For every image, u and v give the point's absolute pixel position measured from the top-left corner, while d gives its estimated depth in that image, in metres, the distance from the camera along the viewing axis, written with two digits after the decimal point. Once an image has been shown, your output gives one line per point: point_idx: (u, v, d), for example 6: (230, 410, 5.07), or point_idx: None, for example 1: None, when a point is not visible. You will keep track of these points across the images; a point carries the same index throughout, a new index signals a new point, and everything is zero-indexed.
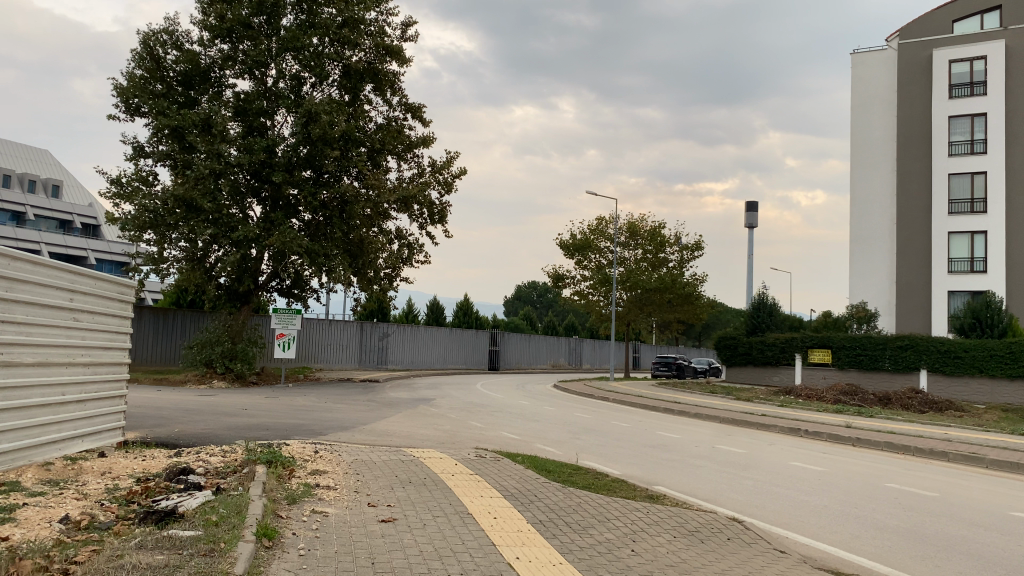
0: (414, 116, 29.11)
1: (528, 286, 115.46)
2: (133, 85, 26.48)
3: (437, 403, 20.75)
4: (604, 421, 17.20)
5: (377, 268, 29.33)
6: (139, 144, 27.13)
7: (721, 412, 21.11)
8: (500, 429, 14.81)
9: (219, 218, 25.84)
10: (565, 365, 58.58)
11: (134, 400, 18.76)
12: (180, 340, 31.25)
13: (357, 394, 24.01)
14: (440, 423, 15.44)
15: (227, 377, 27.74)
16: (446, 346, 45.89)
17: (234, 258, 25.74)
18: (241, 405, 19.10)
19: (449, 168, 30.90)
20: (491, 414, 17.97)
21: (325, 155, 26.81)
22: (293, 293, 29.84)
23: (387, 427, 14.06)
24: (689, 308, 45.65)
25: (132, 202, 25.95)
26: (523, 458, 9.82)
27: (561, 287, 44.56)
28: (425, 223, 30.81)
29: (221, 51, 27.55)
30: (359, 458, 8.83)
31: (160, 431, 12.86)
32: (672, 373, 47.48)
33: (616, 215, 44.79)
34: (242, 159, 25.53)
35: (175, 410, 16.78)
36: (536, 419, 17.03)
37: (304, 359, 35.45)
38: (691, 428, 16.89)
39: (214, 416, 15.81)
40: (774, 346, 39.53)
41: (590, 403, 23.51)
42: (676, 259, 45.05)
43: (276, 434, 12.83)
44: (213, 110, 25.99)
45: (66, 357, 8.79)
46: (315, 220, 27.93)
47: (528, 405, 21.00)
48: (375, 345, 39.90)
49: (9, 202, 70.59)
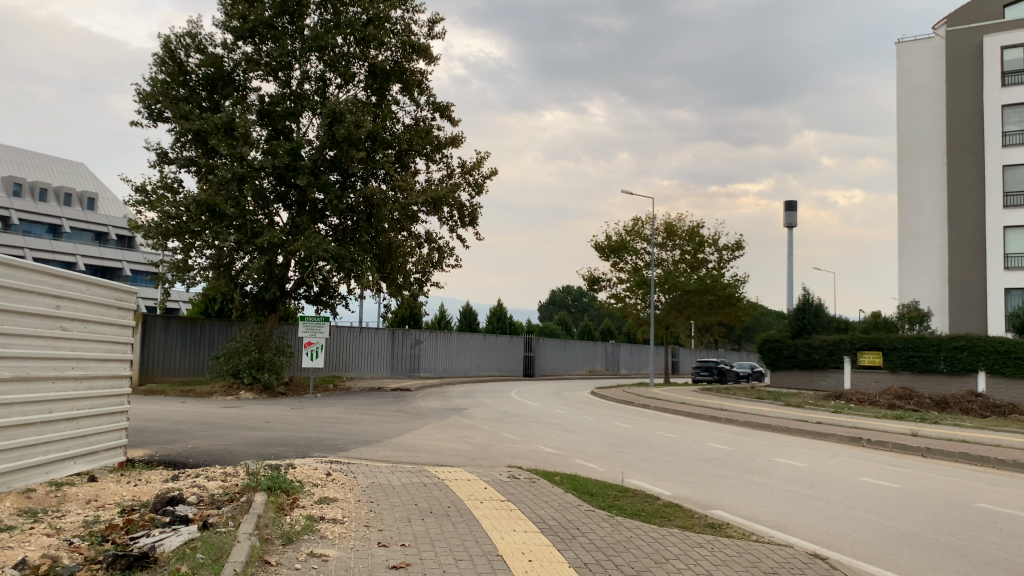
0: (442, 116, 28.22)
1: (563, 291, 114.31)
2: (156, 89, 26.00)
3: (470, 413, 19.73)
4: (648, 432, 16.04)
5: (406, 273, 28.49)
6: (162, 150, 26.60)
7: (772, 419, 19.81)
8: (536, 442, 13.76)
9: (244, 224, 25.05)
10: (603, 371, 57.33)
11: (153, 413, 18.04)
12: (207, 350, 30.62)
13: (387, 403, 23.14)
14: (471, 436, 14.41)
15: (255, 388, 26.95)
16: (479, 352, 44.96)
17: (259, 265, 24.90)
18: (264, 417, 18.29)
19: (478, 169, 30.05)
20: (525, 425, 16.92)
21: (351, 158, 26.03)
22: (322, 300, 29.06)
23: (414, 442, 13.08)
24: (730, 311, 44.14)
25: (156, 209, 25.32)
26: (562, 478, 8.77)
27: (597, 290, 43.33)
28: (455, 225, 29.95)
29: (244, 54, 26.86)
30: (377, 481, 7.85)
31: (171, 449, 12.01)
32: (713, 378, 46.00)
33: (652, 215, 43.52)
34: (266, 163, 24.83)
35: (194, 423, 16.01)
36: (575, 430, 15.92)
37: (334, 367, 34.72)
38: (742, 438, 15.67)
39: (232, 430, 14.98)
40: (821, 348, 38.20)
41: (631, 411, 22.35)
42: (716, 260, 43.65)
43: (293, 450, 11.93)
44: (236, 113, 25.26)
45: (53, 371, 7.92)
46: (343, 224, 27.09)
47: (566, 415, 19.90)
48: (407, 353, 39.12)
49: (46, 215, 71.85)
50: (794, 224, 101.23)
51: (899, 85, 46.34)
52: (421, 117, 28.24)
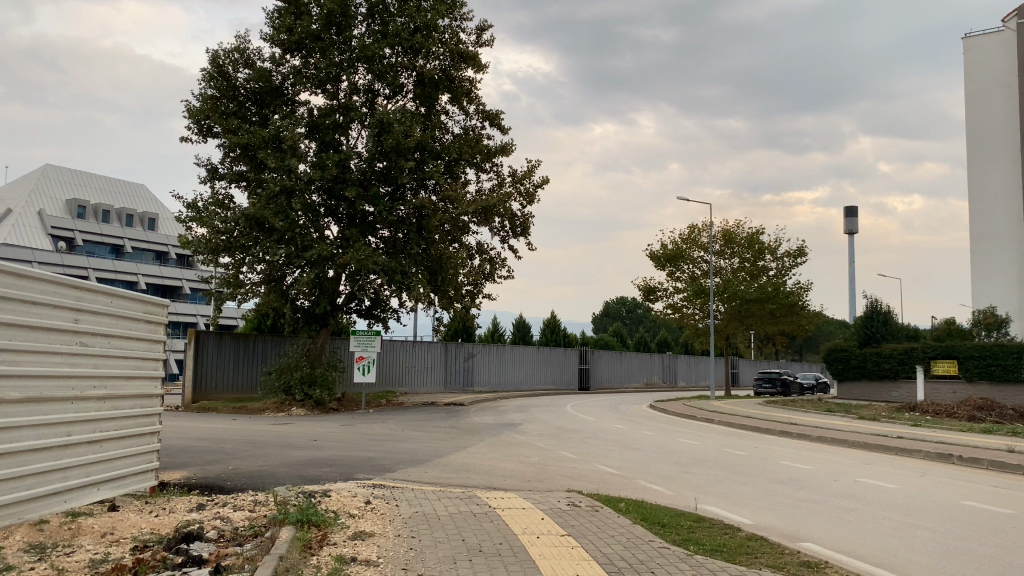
0: (491, 123, 27.51)
1: (617, 302, 112.76)
2: (206, 105, 25.91)
3: (524, 429, 18.85)
4: (716, 450, 14.98)
5: (457, 285, 27.81)
6: (213, 166, 26.46)
7: (848, 434, 18.51)
8: (595, 461, 12.82)
9: (294, 238, 24.64)
10: (660, 384, 55.85)
11: (201, 432, 17.62)
12: (261, 366, 30.39)
13: (439, 419, 22.42)
14: (526, 455, 13.55)
15: (307, 404, 26.48)
16: (533, 365, 44.08)
17: (309, 279, 24.41)
18: (312, 435, 17.72)
19: (529, 177, 29.30)
20: (583, 442, 15.98)
21: (400, 168, 25.43)
22: (374, 314, 28.55)
23: (465, 462, 12.29)
24: (793, 320, 42.46)
25: (207, 225, 25.10)
26: (628, 504, 7.84)
27: (653, 300, 42.11)
28: (506, 235, 29.23)
29: (292, 67, 26.59)
30: (421, 510, 7.02)
31: (210, 471, 11.41)
32: (777, 390, 44.28)
33: (709, 222, 42.15)
34: (315, 176, 24.39)
35: (241, 442, 15.48)
36: (637, 448, 14.94)
37: (387, 383, 34.24)
38: (819, 455, 14.47)
39: (278, 449, 14.39)
40: (891, 357, 36.40)
41: (694, 426, 21.19)
42: (777, 268, 42.05)
43: (337, 472, 11.22)
44: (283, 126, 24.90)
45: (73, 391, 7.32)
46: (393, 237, 26.50)
47: (625, 431, 18.86)
48: (460, 367, 38.46)
49: (108, 236, 73.66)
50: (855, 230, 98.18)
51: (967, 81, 44.20)
52: (470, 125, 27.55)
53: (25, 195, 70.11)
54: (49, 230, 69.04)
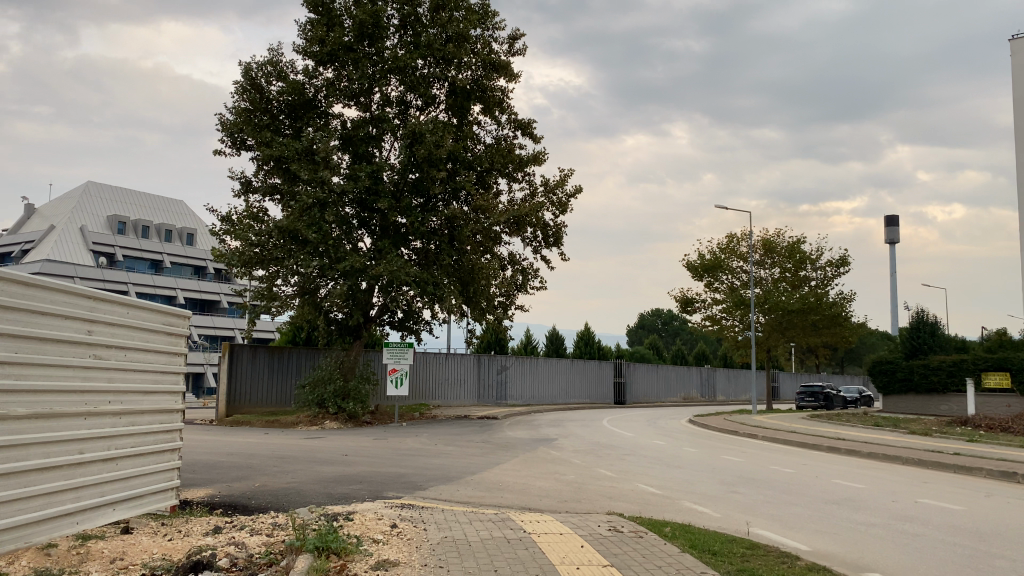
0: (524, 133, 27.10)
1: (653, 314, 111.61)
2: (239, 118, 25.81)
3: (560, 444, 18.30)
4: (761, 467, 14.32)
5: (490, 297, 27.36)
6: (246, 179, 26.36)
7: (900, 450, 17.69)
8: (635, 480, 12.24)
9: (327, 249, 24.35)
10: (698, 398, 54.81)
11: (231, 447, 17.34)
12: (294, 379, 30.20)
13: (473, 433, 21.95)
14: (563, 472, 13.02)
15: (340, 418, 26.16)
16: (568, 378, 43.44)
17: (342, 291, 24.09)
18: (343, 449, 17.36)
19: (562, 186, 28.87)
20: (621, 458, 15.39)
21: (433, 179, 25.06)
22: (407, 327, 28.20)
23: (500, 480, 11.80)
24: (836, 332, 41.31)
25: (240, 238, 24.92)
26: (674, 529, 7.27)
27: (691, 312, 41.30)
28: (539, 246, 28.79)
29: (324, 79, 26.43)
30: (451, 535, 6.54)
31: (236, 489, 11.06)
32: (819, 403, 43.11)
33: (748, 231, 41.33)
34: (347, 186, 24.08)
35: (270, 457, 15.16)
36: (679, 466, 14.33)
37: (421, 396, 33.87)
38: (871, 473, 13.73)
39: (307, 465, 14.01)
40: (939, 370, 35.10)
41: (736, 441, 20.47)
42: (819, 278, 41.02)
43: (366, 490, 10.79)
44: (315, 137, 24.67)
45: (86, 406, 6.95)
46: (426, 248, 26.15)
47: (665, 447, 18.22)
48: (494, 380, 38.00)
49: (147, 252, 74.64)
50: (896, 239, 96.23)
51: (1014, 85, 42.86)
52: (503, 134, 27.16)
53: (68, 212, 71.40)
54: (91, 245, 70.21)
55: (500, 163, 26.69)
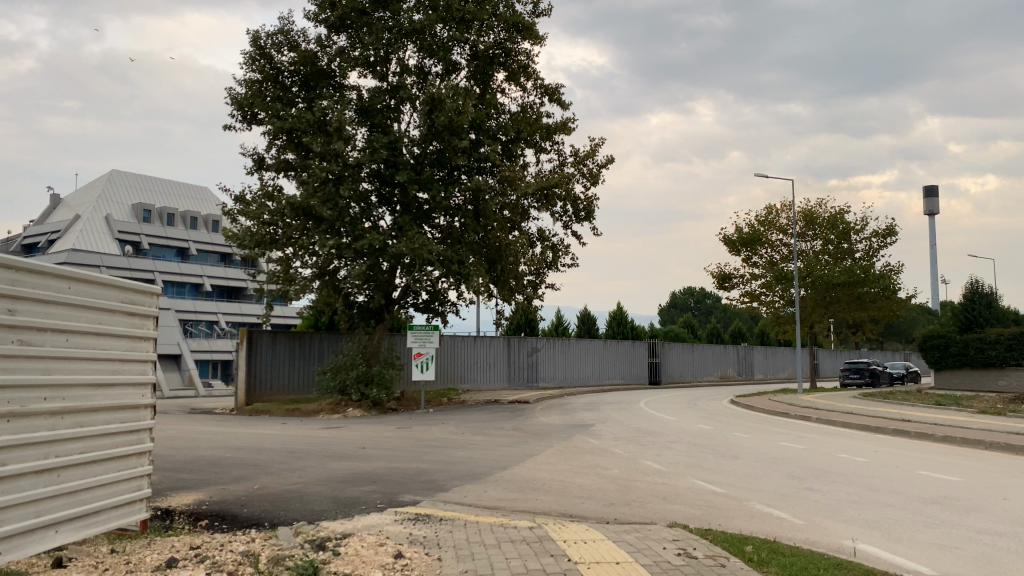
0: (552, 99, 25.29)
1: (685, 293, 109.32)
2: (250, 91, 24.33)
3: (598, 432, 16.71)
4: (829, 456, 12.64)
5: (519, 276, 25.69)
6: (259, 155, 24.95)
7: (978, 432, 15.88)
8: (690, 475, 10.58)
9: (343, 227, 22.82)
10: (736, 377, 52.89)
11: (240, 440, 15.98)
12: (316, 366, 28.88)
13: (503, 419, 20.42)
14: (604, 465, 11.45)
15: (363, 405, 24.83)
16: (602, 359, 41.78)
17: (360, 272, 22.53)
18: (361, 440, 15.92)
19: (592, 157, 27.12)
20: (669, 448, 13.74)
21: (455, 149, 23.36)
22: (432, 309, 26.67)
23: (533, 478, 10.25)
24: (883, 306, 39.13)
25: (252, 217, 23.52)
26: (761, 552, 5.69)
27: (729, 288, 39.37)
28: (569, 221, 27.13)
29: (338, 46, 24.82)
30: (472, 567, 4.97)
31: (231, 493, 9.62)
32: (866, 380, 41.10)
33: (789, 201, 39.20)
34: (363, 158, 22.46)
35: (281, 451, 13.71)
36: (735, 455, 12.69)
37: (448, 380, 32.46)
38: (960, 461, 11.94)
39: (319, 461, 12.53)
40: (997, 343, 32.94)
41: (789, 425, 18.71)
42: (865, 249, 38.82)
43: (378, 493, 9.28)
44: (328, 107, 23.06)
45: (10, 405, 5.50)
46: (450, 225, 24.55)
47: (714, 433, 16.52)
48: (525, 362, 36.50)
49: (172, 239, 74.04)
50: (936, 210, 93.19)
51: None
52: (529, 101, 25.40)
53: (92, 200, 71.02)
54: (116, 234, 69.85)
55: (526, 131, 24.93)
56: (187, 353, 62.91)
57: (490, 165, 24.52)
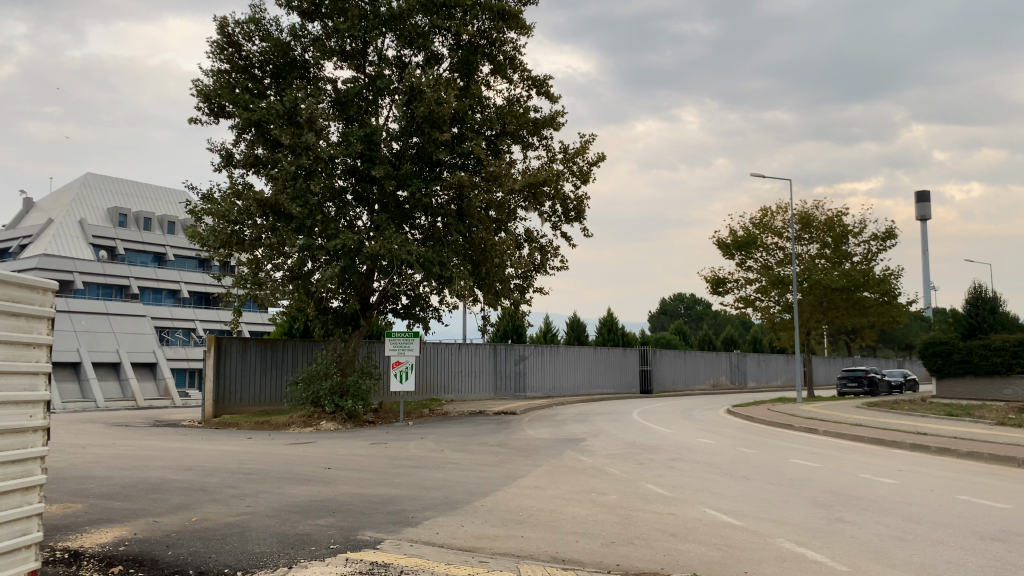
0: (540, 92, 23.95)
1: (674, 299, 108.33)
2: (218, 82, 22.87)
3: (591, 448, 15.33)
4: (850, 477, 11.31)
5: (504, 279, 24.30)
6: (227, 150, 23.54)
7: (1005, 447, 14.60)
8: (700, 502, 9.19)
9: (316, 225, 21.37)
10: (728, 385, 51.69)
11: (195, 458, 14.48)
12: (290, 374, 27.43)
13: (487, 433, 19.01)
14: (600, 490, 10.06)
15: (338, 417, 23.36)
16: (591, 366, 40.44)
17: (333, 273, 21.04)
18: (329, 458, 14.45)
19: (582, 154, 25.86)
20: (671, 467, 12.36)
21: (436, 144, 21.95)
22: (413, 314, 25.26)
23: (519, 508, 8.85)
24: (881, 311, 38.04)
25: (218, 215, 22.06)
26: None
27: (722, 293, 38.15)
28: (558, 221, 25.81)
29: (312, 36, 23.41)
30: None
31: (163, 527, 8.18)
32: (863, 389, 39.99)
33: (784, 204, 38.12)
34: (337, 151, 20.97)
35: (237, 472, 12.23)
36: (746, 477, 11.33)
37: (430, 390, 31.06)
38: (1000, 482, 10.62)
39: (276, 485, 11.05)
40: (1002, 351, 31.83)
41: (796, 439, 17.40)
42: (863, 253, 37.81)
43: (336, 528, 7.83)
44: (299, 96, 21.57)
45: None
46: (432, 225, 23.16)
47: (717, 449, 15.15)
48: (511, 371, 35.14)
49: (150, 245, 72.68)
50: (926, 216, 92.64)
51: None
52: (515, 94, 24.02)
53: (68, 205, 69.23)
54: (91, 239, 68.20)
55: (513, 125, 23.56)
56: (163, 361, 61.46)
57: (474, 160, 23.14)
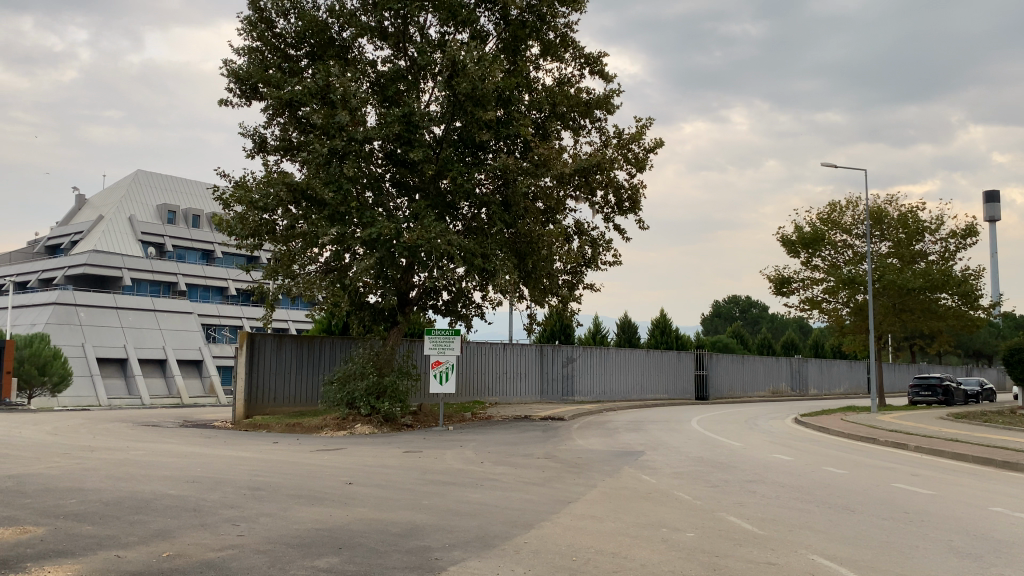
0: (593, 70, 21.96)
1: (729, 302, 104.98)
2: (250, 62, 21.42)
3: (651, 464, 13.36)
4: (977, 511, 9.19)
5: (553, 274, 22.42)
6: (260, 135, 22.09)
7: None
8: (804, 547, 7.22)
9: (349, 212, 19.67)
10: (788, 392, 49.00)
11: (203, 468, 12.85)
12: (324, 374, 25.93)
13: (533, 442, 17.17)
14: (672, 525, 8.12)
15: (374, 420, 21.72)
16: (643, 370, 38.29)
17: (367, 265, 19.33)
18: (351, 469, 12.72)
19: (639, 140, 23.84)
20: (752, 493, 10.34)
21: (480, 125, 20.09)
22: (455, 311, 23.50)
23: (573, 550, 6.99)
24: (960, 314, 35.19)
25: (246, 202, 20.54)
26: None
27: (787, 293, 35.70)
28: (611, 212, 23.85)
29: (348, 12, 21.70)
30: None
31: (120, 564, 6.48)
32: (937, 398, 37.14)
33: (854, 199, 35.53)
34: (373, 132, 19.27)
35: (243, 487, 10.54)
36: (848, 508, 9.28)
37: (472, 393, 29.33)
38: None
39: (281, 505, 9.32)
40: None
41: (887, 456, 15.17)
42: (940, 251, 35.02)
43: None
44: (333, 72, 19.85)
45: None
46: (475, 215, 21.33)
47: (800, 468, 13.01)
48: (559, 374, 33.22)
49: (198, 242, 72.39)
50: (997, 217, 87.92)
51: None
52: (567, 73, 22.02)
53: (117, 201, 69.41)
54: (139, 235, 68.23)
55: (564, 107, 21.63)
56: (209, 358, 60.92)
57: (520, 144, 21.30)
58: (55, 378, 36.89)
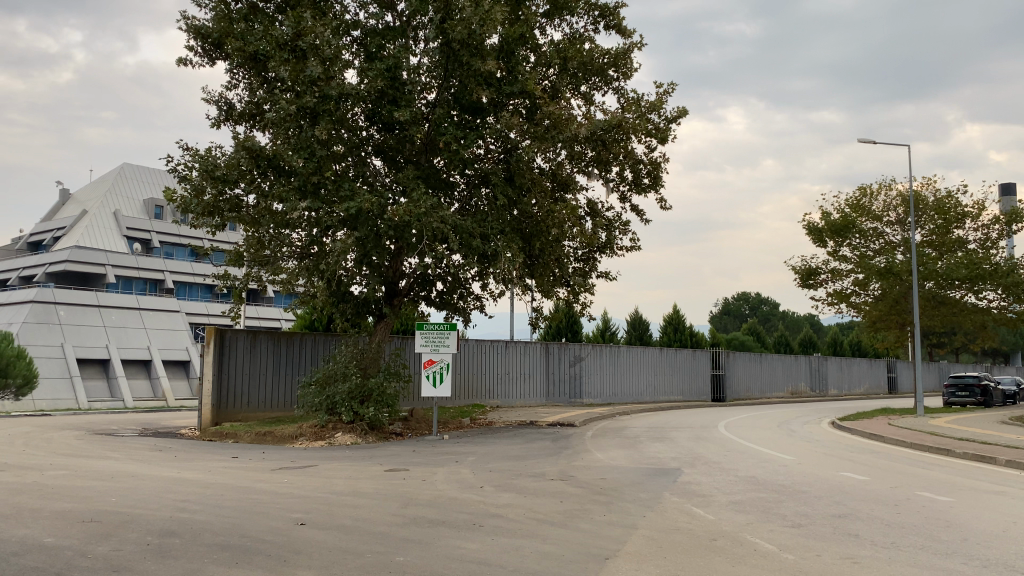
0: (608, 23, 19.14)
1: (738, 299, 102.32)
2: (213, 15, 18.58)
3: (697, 488, 10.45)
4: None
5: (563, 261, 19.56)
6: (225, 100, 19.23)
7: None
8: None
9: (323, 182, 16.76)
10: (807, 392, 46.21)
11: (123, 497, 9.93)
12: (301, 376, 23.03)
13: (545, 456, 14.32)
14: None
15: (357, 428, 18.79)
16: (656, 369, 35.37)
17: (344, 246, 16.44)
18: (310, 498, 9.81)
19: (660, 109, 20.99)
20: (856, 538, 7.42)
21: (477, 81, 17.24)
22: (450, 303, 20.59)
23: None
24: (1002, 308, 32.35)
25: (201, 176, 17.62)
26: None
27: (814, 286, 32.85)
28: (628, 191, 20.99)
29: None
30: None
31: None
32: (975, 398, 34.30)
33: (885, 183, 32.73)
34: (352, 89, 16.41)
35: (150, 532, 7.60)
36: (1010, 567, 6.41)
37: (469, 396, 26.45)
38: None
39: (188, 565, 6.41)
40: None
41: (983, 474, 12.29)
42: (980, 240, 32.20)
43: None
44: (304, 19, 16.97)
45: None
46: (472, 192, 18.43)
47: (889, 494, 10.11)
48: (565, 374, 30.30)
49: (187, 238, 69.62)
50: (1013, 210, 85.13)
51: None
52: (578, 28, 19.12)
53: (101, 195, 66.64)
54: (125, 231, 65.45)
55: (575, 64, 18.78)
56: (197, 358, 58.07)
57: (521, 108, 18.48)
58: (18, 380, 34.04)
